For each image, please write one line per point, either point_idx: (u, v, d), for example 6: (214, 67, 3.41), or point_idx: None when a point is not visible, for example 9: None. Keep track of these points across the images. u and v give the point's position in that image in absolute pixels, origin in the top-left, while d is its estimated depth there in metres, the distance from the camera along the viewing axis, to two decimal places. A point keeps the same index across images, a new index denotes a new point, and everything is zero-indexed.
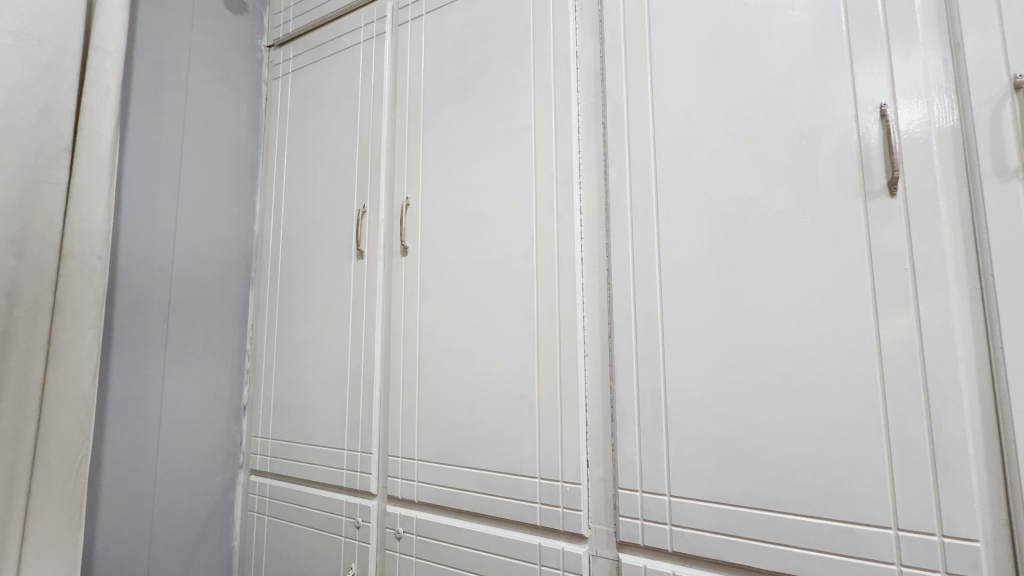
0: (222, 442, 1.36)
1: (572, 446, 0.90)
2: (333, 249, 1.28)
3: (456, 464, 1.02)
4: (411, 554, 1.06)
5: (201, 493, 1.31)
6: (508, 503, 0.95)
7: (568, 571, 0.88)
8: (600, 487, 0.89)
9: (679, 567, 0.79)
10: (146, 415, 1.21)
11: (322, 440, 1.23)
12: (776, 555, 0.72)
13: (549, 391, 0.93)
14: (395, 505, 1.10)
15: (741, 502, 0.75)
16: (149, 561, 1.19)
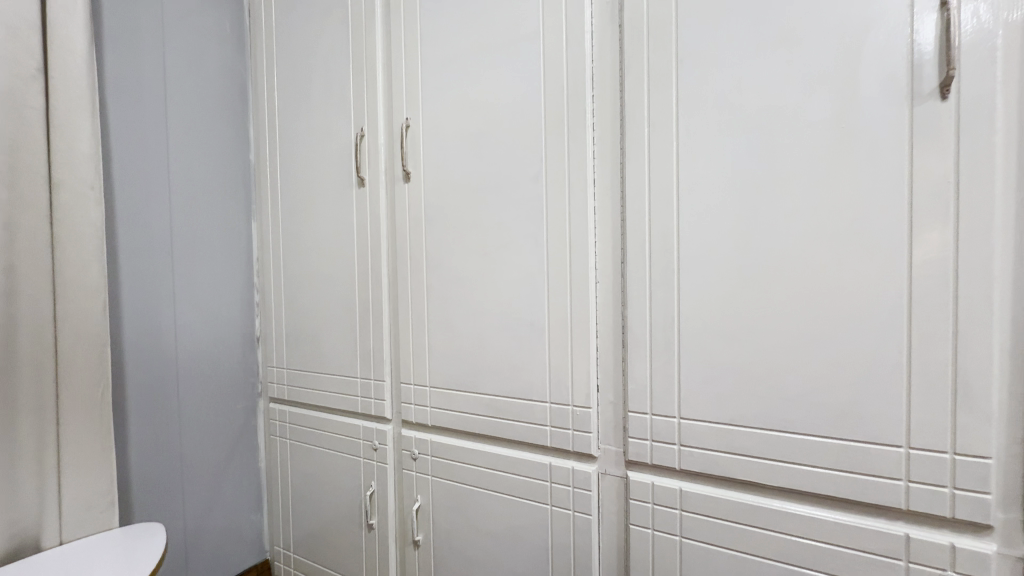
0: (241, 372, 1.40)
1: (582, 373, 0.90)
2: (333, 178, 1.23)
3: (467, 391, 1.04)
4: (428, 474, 1.11)
5: (225, 421, 1.36)
6: (519, 426, 0.97)
7: (577, 488, 0.91)
8: (610, 411, 0.90)
9: (687, 483, 0.82)
10: (162, 349, 1.23)
11: (335, 369, 1.26)
12: (783, 473, 0.73)
13: (560, 318, 0.92)
14: (410, 429, 1.14)
15: (751, 423, 0.76)
16: (182, 481, 1.26)
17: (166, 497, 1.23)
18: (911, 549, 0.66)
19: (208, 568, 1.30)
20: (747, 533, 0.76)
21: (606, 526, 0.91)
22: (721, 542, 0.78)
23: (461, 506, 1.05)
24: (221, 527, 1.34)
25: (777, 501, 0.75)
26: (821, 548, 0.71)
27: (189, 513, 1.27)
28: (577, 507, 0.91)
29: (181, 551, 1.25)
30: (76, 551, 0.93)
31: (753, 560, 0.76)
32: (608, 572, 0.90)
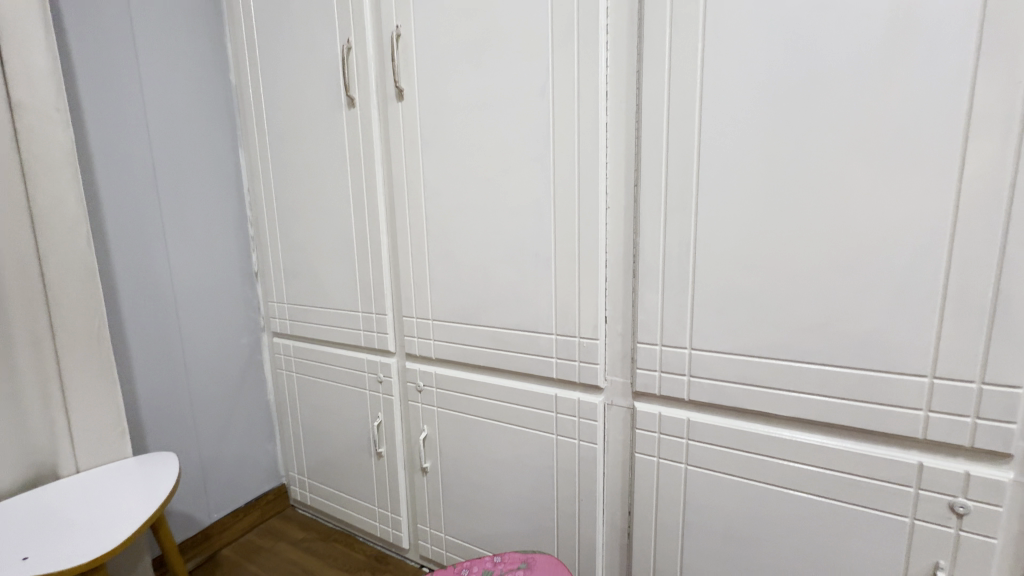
0: (241, 307, 1.38)
1: (590, 304, 0.86)
2: (321, 98, 1.13)
3: (471, 323, 1.01)
4: (433, 405, 1.11)
5: (230, 355, 1.36)
6: (524, 358, 0.95)
7: (583, 418, 0.91)
8: (618, 343, 0.87)
9: (695, 414, 0.81)
10: (158, 285, 1.19)
11: (336, 303, 1.23)
12: (796, 403, 0.71)
13: (567, 248, 0.87)
14: (414, 362, 1.13)
15: (766, 353, 0.73)
16: (193, 413, 1.28)
17: (178, 429, 1.25)
18: (922, 477, 0.66)
19: (227, 492, 1.36)
20: (754, 461, 0.76)
21: (611, 454, 0.91)
22: (727, 470, 0.78)
23: (467, 436, 1.07)
24: (236, 455, 1.38)
25: (788, 430, 0.74)
26: (829, 475, 0.71)
27: (203, 443, 1.30)
28: (583, 436, 0.91)
29: (198, 477, 1.29)
30: (87, 480, 0.94)
31: (758, 486, 0.76)
32: (612, 496, 0.92)
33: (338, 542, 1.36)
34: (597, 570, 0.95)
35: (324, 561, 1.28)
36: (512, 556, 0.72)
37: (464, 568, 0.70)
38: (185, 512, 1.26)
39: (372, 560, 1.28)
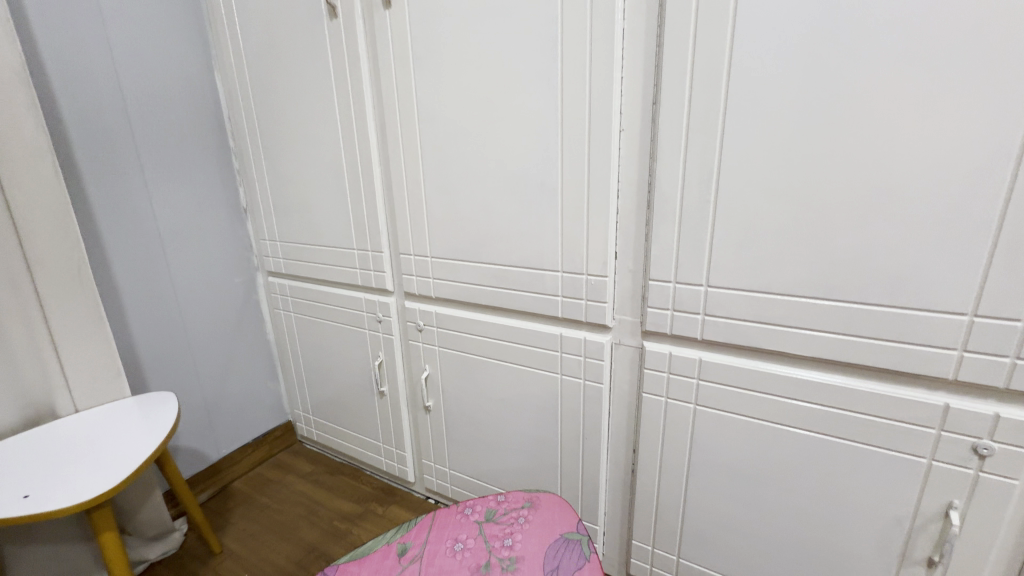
0: (232, 246, 1.33)
1: (599, 239, 0.80)
2: (299, 9, 1.01)
3: (472, 261, 0.95)
4: (434, 345, 1.08)
5: (225, 295, 1.32)
6: (528, 297, 0.90)
7: (589, 358, 0.87)
8: (628, 281, 0.82)
9: (708, 354, 0.77)
10: (141, 221, 1.13)
11: (330, 241, 1.17)
12: (819, 342, 0.67)
13: (575, 177, 0.79)
14: (413, 301, 1.09)
15: (790, 290, 0.67)
16: (192, 353, 1.26)
17: (178, 369, 1.23)
18: (947, 418, 0.62)
19: (233, 429, 1.38)
20: (767, 402, 0.73)
21: (617, 394, 0.89)
22: (738, 410, 0.76)
23: (470, 376, 1.05)
24: (239, 394, 1.38)
25: (806, 370, 0.70)
26: (846, 416, 0.68)
27: (205, 383, 1.30)
28: (588, 376, 0.88)
29: (203, 415, 1.30)
30: (86, 419, 0.93)
31: (770, 426, 0.74)
32: (617, 435, 0.91)
33: (345, 475, 1.39)
34: (600, 503, 0.96)
35: (332, 493, 1.32)
36: (515, 494, 0.71)
37: (467, 506, 0.69)
38: (194, 448, 1.28)
39: (379, 492, 1.32)
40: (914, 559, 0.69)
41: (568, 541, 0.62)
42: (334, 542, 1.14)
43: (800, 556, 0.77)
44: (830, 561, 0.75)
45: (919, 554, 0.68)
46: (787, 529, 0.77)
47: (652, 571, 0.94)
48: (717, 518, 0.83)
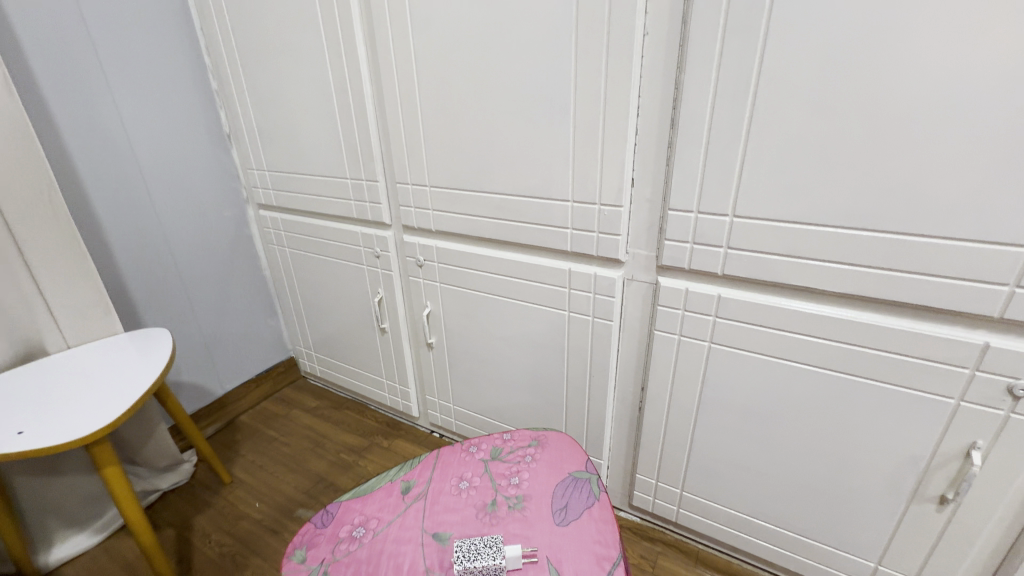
0: (218, 176, 1.25)
1: (615, 165, 0.72)
2: None
3: (474, 191, 0.88)
4: (435, 282, 1.03)
5: (215, 229, 1.26)
6: (535, 229, 0.84)
7: (599, 295, 0.83)
8: (644, 211, 0.75)
9: (727, 290, 0.72)
10: (116, 149, 1.04)
11: (321, 170, 1.09)
12: (852, 278, 0.62)
13: (590, 93, 0.70)
14: (412, 235, 1.03)
15: (826, 221, 0.61)
16: (185, 290, 1.22)
17: (173, 306, 1.20)
18: (983, 359, 0.58)
19: (236, 365, 1.37)
20: (788, 340, 0.69)
21: (627, 332, 0.85)
22: (755, 349, 0.72)
23: (473, 313, 1.01)
24: (239, 330, 1.36)
25: (833, 307, 0.65)
26: (873, 355, 0.64)
27: (202, 320, 1.27)
28: (598, 314, 0.84)
29: (204, 352, 1.28)
30: (79, 355, 0.91)
31: (788, 365, 0.70)
32: (625, 372, 0.88)
33: (350, 409, 1.41)
34: (605, 439, 0.96)
35: (338, 427, 1.33)
36: (521, 432, 0.69)
37: (472, 444, 0.67)
38: (197, 384, 1.28)
39: (384, 426, 1.33)
40: (926, 496, 0.68)
41: (577, 480, 0.60)
42: (342, 474, 1.17)
43: (806, 491, 0.77)
44: (837, 496, 0.74)
45: (931, 492, 0.67)
46: (796, 465, 0.76)
47: (654, 502, 0.95)
48: (724, 454, 0.82)
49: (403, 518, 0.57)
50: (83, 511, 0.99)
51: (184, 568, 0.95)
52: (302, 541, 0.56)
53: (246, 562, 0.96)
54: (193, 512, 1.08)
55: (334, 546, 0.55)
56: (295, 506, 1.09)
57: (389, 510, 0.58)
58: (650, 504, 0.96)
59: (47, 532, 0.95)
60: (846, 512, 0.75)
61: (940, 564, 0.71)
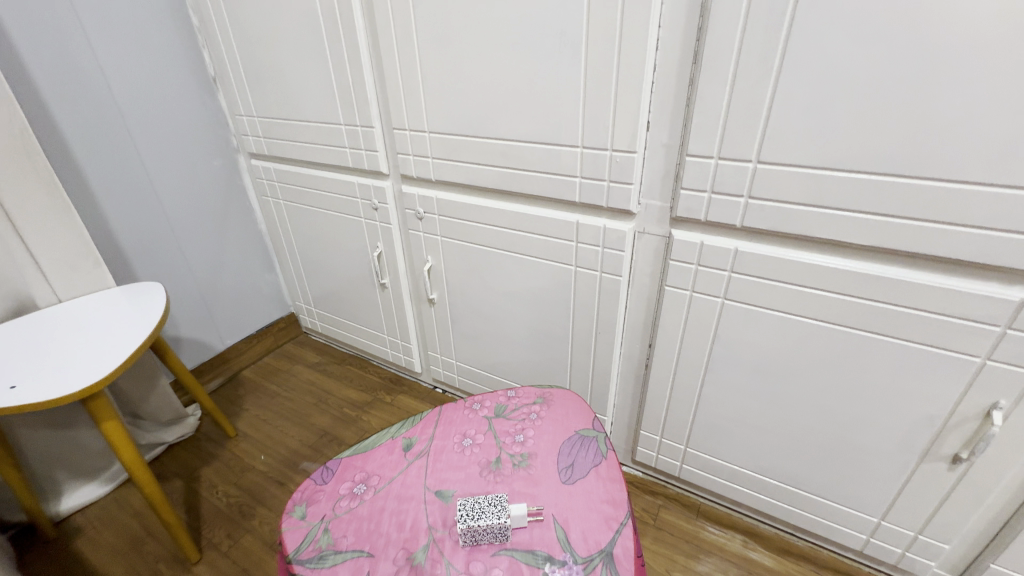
0: (205, 123, 1.18)
1: (629, 106, 0.66)
2: None
3: (476, 137, 0.82)
4: (436, 235, 0.99)
5: (205, 180, 1.21)
6: (541, 178, 0.79)
7: (608, 249, 0.79)
8: (660, 158, 0.70)
9: (745, 243, 0.68)
10: (94, 92, 0.97)
11: (313, 115, 1.02)
12: (882, 230, 0.58)
13: (604, 23, 0.63)
14: (412, 186, 0.98)
15: (859, 167, 0.56)
16: (178, 244, 1.18)
17: (166, 260, 1.17)
18: (1018, 316, 0.55)
19: (235, 320, 1.35)
20: (807, 296, 0.66)
21: (636, 287, 0.82)
22: (772, 306, 0.69)
23: (475, 268, 0.97)
24: (237, 285, 1.33)
25: (859, 262, 0.62)
26: (898, 313, 0.61)
27: (198, 275, 1.24)
28: (606, 268, 0.81)
29: (202, 307, 1.26)
30: (71, 308, 0.88)
31: (805, 322, 0.67)
32: (633, 329, 0.86)
33: (353, 365, 1.40)
34: (609, 396, 0.94)
35: (341, 382, 1.33)
36: (526, 389, 0.67)
37: (475, 401, 0.66)
38: (197, 339, 1.26)
39: (386, 381, 1.33)
40: (939, 455, 0.66)
41: (584, 438, 0.59)
42: (345, 428, 1.17)
43: (814, 448, 0.76)
44: (846, 454, 0.73)
45: (945, 451, 0.66)
46: (806, 423, 0.74)
47: (658, 458, 0.95)
48: (731, 412, 0.81)
49: (405, 476, 0.56)
50: (90, 463, 1.00)
51: (193, 518, 0.97)
52: (302, 497, 0.55)
53: (253, 512, 0.98)
54: (200, 464, 1.09)
55: (334, 503, 0.54)
56: (300, 458, 1.10)
57: (389, 467, 0.57)
58: (653, 460, 0.96)
59: (56, 483, 0.96)
60: (854, 469, 0.74)
61: (946, 521, 0.70)
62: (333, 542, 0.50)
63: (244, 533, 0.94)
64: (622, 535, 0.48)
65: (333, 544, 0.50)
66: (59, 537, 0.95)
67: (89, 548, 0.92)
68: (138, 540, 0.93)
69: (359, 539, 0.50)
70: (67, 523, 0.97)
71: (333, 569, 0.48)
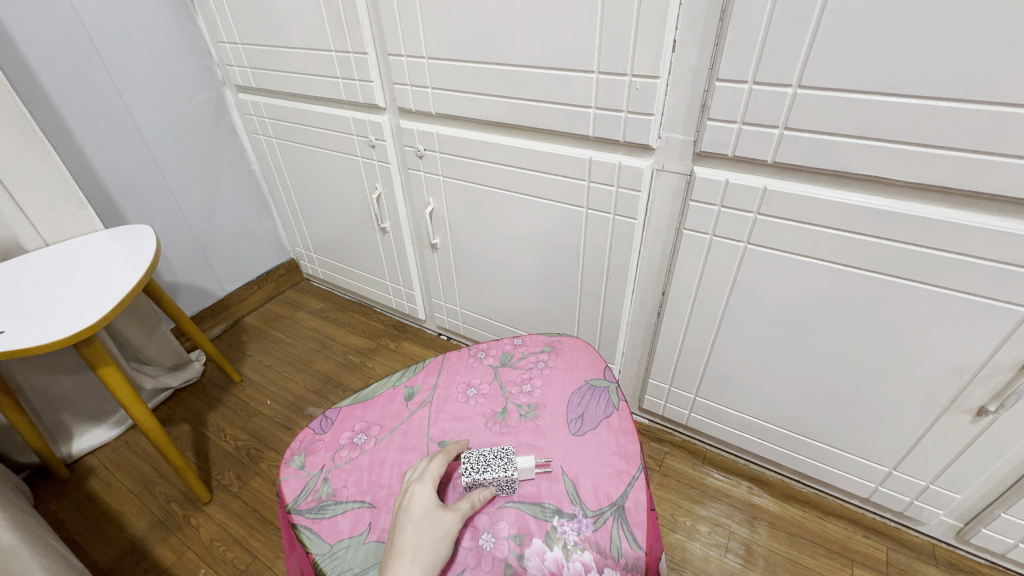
0: (184, 52, 1.08)
1: (654, 22, 0.58)
2: None
3: (480, 62, 0.74)
4: (438, 175, 0.93)
5: (190, 116, 1.13)
6: (552, 110, 0.72)
7: (623, 189, 0.73)
8: (686, 84, 0.62)
9: (776, 181, 0.62)
10: (59, 16, 0.88)
11: (300, 40, 0.93)
12: (935, 165, 0.51)
13: None
14: (411, 121, 0.90)
15: (917, 91, 0.49)
16: (167, 185, 1.13)
17: (156, 203, 1.12)
18: None
19: (234, 265, 1.32)
20: (838, 240, 0.60)
21: (650, 230, 0.76)
22: (799, 251, 0.64)
23: (479, 211, 0.92)
24: (232, 230, 1.29)
25: (901, 203, 0.56)
26: (940, 259, 0.56)
27: (191, 219, 1.19)
28: (620, 210, 0.75)
29: (198, 252, 1.23)
30: (54, 253, 0.84)
31: (835, 268, 0.63)
32: (646, 275, 0.82)
33: (356, 312, 1.38)
34: (618, 344, 0.92)
35: (344, 329, 1.32)
36: (534, 337, 0.64)
37: (480, 349, 0.63)
38: (196, 285, 1.24)
39: (391, 328, 1.31)
40: (963, 407, 0.64)
41: (595, 389, 0.56)
42: (350, 374, 1.16)
43: (830, 399, 0.73)
44: (863, 405, 0.71)
45: (970, 403, 0.63)
46: (823, 374, 0.72)
47: (665, 406, 0.94)
48: (745, 361, 0.78)
49: (407, 426, 0.54)
50: (97, 407, 1.01)
51: (202, 460, 0.98)
52: (301, 447, 0.54)
53: (261, 455, 0.99)
54: (206, 409, 1.10)
55: (334, 452, 0.52)
56: (305, 404, 1.10)
57: (391, 417, 0.55)
58: (661, 408, 0.95)
59: (64, 426, 0.97)
60: (870, 420, 0.72)
61: (961, 471, 0.69)
62: (333, 492, 0.49)
63: (252, 475, 0.95)
64: (635, 488, 0.47)
65: (333, 495, 0.49)
66: (73, 477, 0.97)
67: (102, 487, 0.94)
68: (148, 481, 0.95)
69: (360, 490, 0.49)
70: (79, 464, 0.99)
71: (334, 519, 0.47)
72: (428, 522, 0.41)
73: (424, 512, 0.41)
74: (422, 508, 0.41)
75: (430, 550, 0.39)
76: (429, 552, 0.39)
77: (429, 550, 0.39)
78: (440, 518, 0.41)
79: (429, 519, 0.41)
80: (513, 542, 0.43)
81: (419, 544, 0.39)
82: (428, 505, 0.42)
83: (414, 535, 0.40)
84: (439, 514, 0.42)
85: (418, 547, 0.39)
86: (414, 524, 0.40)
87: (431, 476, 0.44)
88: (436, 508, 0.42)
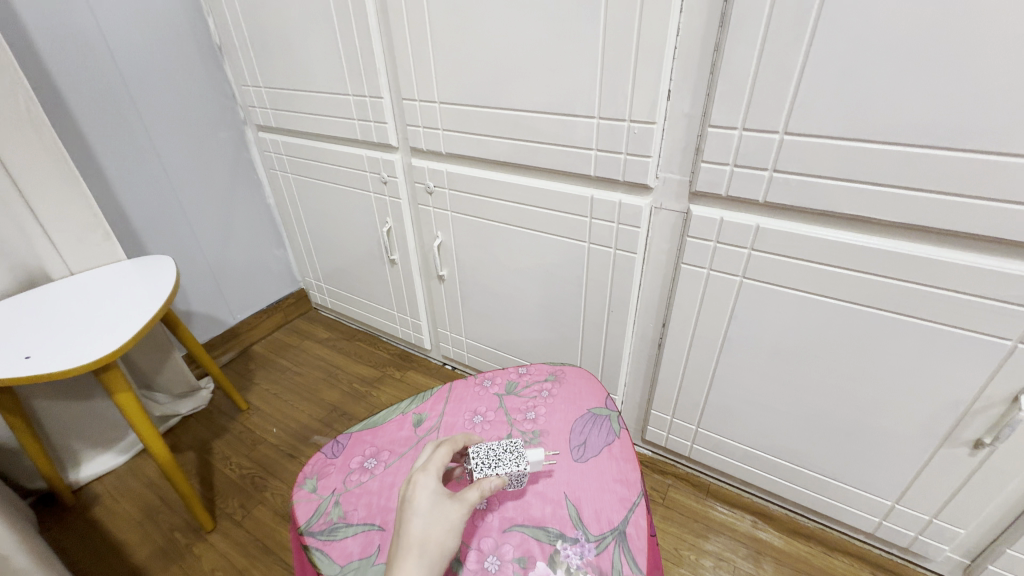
0: (209, 93, 1.16)
1: (650, 74, 0.63)
2: None
3: (489, 107, 0.79)
4: (446, 210, 0.97)
5: (211, 151, 1.19)
6: (556, 151, 0.77)
7: (623, 225, 0.76)
8: (680, 129, 0.67)
9: (767, 220, 0.65)
10: (97, 62, 0.95)
11: (320, 85, 1.00)
12: (915, 206, 0.55)
13: None
14: (422, 159, 0.95)
15: (893, 139, 0.53)
16: (186, 217, 1.17)
17: (175, 234, 1.16)
18: None
19: (245, 295, 1.35)
20: (828, 275, 0.63)
21: (650, 264, 0.80)
22: (792, 285, 0.67)
23: (486, 244, 0.95)
24: (245, 260, 1.33)
25: (887, 241, 0.59)
26: (926, 294, 0.58)
27: (206, 249, 1.23)
28: (620, 245, 0.78)
29: (212, 281, 1.26)
30: (79, 281, 0.88)
31: (827, 302, 0.65)
32: (646, 307, 0.84)
33: (363, 341, 1.40)
34: (621, 375, 0.93)
35: (351, 358, 1.34)
36: (538, 366, 0.66)
37: (486, 377, 0.65)
38: (208, 313, 1.27)
39: (396, 358, 1.33)
40: (960, 440, 0.65)
41: (597, 417, 0.58)
42: (355, 403, 1.18)
43: (830, 431, 0.74)
44: (861, 437, 0.72)
45: (966, 436, 0.64)
46: (821, 405, 0.73)
47: (668, 437, 0.95)
48: (745, 392, 0.80)
49: (415, 451, 0.56)
50: (106, 433, 1.02)
51: (206, 488, 0.99)
52: (313, 471, 0.55)
53: (265, 484, 0.99)
54: (212, 436, 1.11)
55: (345, 476, 0.54)
56: (310, 432, 1.11)
57: (400, 443, 0.57)
58: (663, 439, 0.96)
59: (73, 452, 0.98)
60: (869, 452, 0.73)
61: (963, 506, 0.69)
62: (344, 515, 0.50)
63: (256, 503, 0.96)
64: (636, 513, 0.48)
65: (344, 517, 0.50)
66: (77, 504, 0.97)
67: (106, 515, 0.95)
68: (152, 508, 0.96)
69: (369, 513, 0.50)
70: (84, 491, 1.00)
71: (344, 541, 0.48)
72: (434, 514, 0.41)
73: (429, 504, 0.41)
74: (426, 501, 0.41)
75: (435, 544, 0.39)
76: (435, 545, 0.39)
77: (436, 545, 0.39)
78: (445, 509, 0.41)
79: (434, 511, 0.41)
80: (518, 565, 0.44)
81: (426, 538, 0.39)
82: (432, 497, 0.42)
83: (421, 527, 0.40)
84: (444, 503, 0.42)
85: (425, 544, 0.39)
86: (420, 517, 0.41)
87: (434, 467, 0.44)
88: (441, 498, 0.42)
